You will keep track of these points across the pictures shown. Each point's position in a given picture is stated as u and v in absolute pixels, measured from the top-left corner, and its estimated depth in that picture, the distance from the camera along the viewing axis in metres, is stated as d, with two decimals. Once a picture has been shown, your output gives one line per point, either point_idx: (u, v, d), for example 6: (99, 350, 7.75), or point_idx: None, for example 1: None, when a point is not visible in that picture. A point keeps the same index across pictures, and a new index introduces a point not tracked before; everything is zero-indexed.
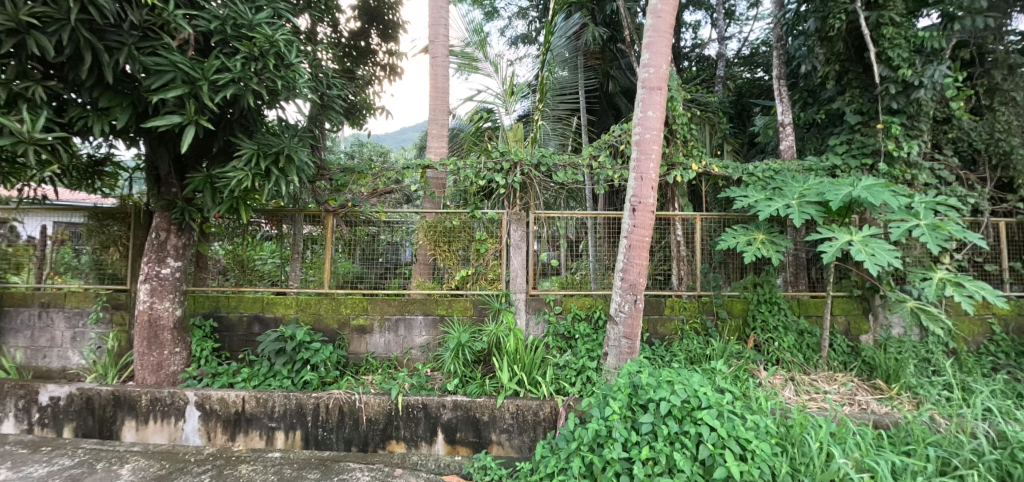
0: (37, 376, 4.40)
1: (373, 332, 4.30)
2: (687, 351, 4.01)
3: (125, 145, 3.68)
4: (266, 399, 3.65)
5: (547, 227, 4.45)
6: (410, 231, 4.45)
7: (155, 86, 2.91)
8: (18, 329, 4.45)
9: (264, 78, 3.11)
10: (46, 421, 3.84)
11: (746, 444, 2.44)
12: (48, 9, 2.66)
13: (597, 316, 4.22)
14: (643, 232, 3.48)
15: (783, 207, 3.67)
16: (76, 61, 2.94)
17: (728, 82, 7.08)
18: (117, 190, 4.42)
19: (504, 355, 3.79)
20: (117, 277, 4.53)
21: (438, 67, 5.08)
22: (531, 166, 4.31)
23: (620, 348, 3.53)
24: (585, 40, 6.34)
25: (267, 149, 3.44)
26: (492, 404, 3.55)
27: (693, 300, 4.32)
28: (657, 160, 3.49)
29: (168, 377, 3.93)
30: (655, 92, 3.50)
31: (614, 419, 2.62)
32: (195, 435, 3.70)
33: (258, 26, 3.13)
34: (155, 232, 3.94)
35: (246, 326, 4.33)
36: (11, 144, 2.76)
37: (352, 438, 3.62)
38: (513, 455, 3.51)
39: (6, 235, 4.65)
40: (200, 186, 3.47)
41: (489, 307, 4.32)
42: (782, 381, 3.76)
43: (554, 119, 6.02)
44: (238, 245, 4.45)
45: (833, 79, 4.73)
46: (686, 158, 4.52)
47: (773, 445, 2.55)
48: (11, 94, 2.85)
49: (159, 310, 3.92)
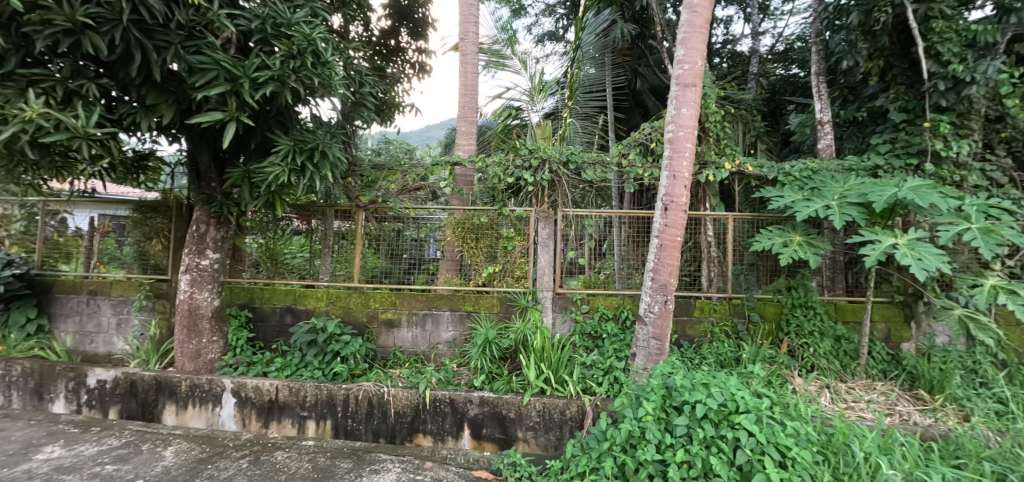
0: (86, 360, 4.64)
1: (401, 326, 4.37)
2: (718, 354, 3.93)
3: (168, 140, 3.82)
4: (298, 388, 3.75)
5: (574, 226, 4.42)
6: (437, 228, 4.49)
7: (199, 84, 3.03)
8: (68, 315, 4.72)
9: (302, 75, 3.21)
10: (93, 403, 4.05)
11: (786, 451, 2.38)
12: (102, 10, 2.76)
13: (625, 316, 4.18)
14: (674, 232, 3.41)
15: (822, 208, 3.54)
16: (126, 60, 3.06)
17: (761, 79, 6.90)
18: (160, 184, 4.60)
19: (531, 353, 3.79)
20: (159, 268, 4.72)
21: (468, 65, 5.09)
22: (560, 164, 4.30)
23: (649, 349, 3.49)
24: (613, 37, 6.19)
25: (303, 145, 3.54)
26: (518, 401, 3.56)
27: (723, 302, 4.23)
28: (690, 158, 3.43)
29: (206, 365, 4.08)
30: (689, 88, 3.43)
31: (648, 420, 2.59)
32: (231, 420, 3.83)
33: (296, 24, 3.22)
34: (195, 225, 4.09)
35: (278, 317, 4.45)
36: (67, 139, 2.89)
37: (380, 430, 3.69)
38: (540, 454, 3.51)
39: (56, 226, 4.90)
40: (238, 181, 3.59)
41: (516, 304, 4.33)
42: (817, 389, 3.65)
43: (582, 116, 5.94)
44: (271, 239, 4.57)
45: (877, 75, 4.55)
46: (719, 156, 4.43)
47: (814, 453, 2.48)
48: (67, 91, 2.99)
49: (198, 300, 4.07)
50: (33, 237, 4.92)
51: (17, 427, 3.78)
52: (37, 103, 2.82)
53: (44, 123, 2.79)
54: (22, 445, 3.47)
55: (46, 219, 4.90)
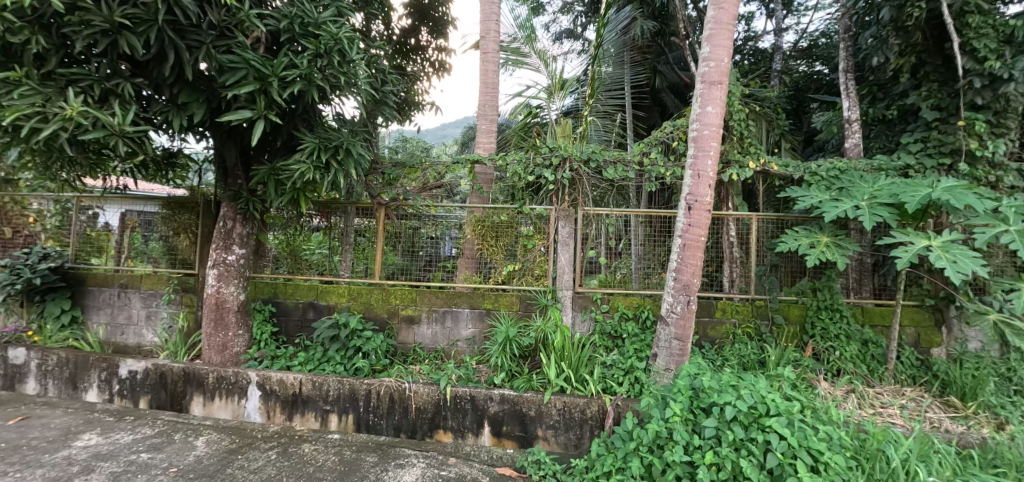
0: (117, 350, 4.79)
1: (421, 322, 4.40)
2: (740, 356, 3.87)
3: (196, 138, 3.91)
4: (321, 382, 3.82)
5: (593, 224, 4.40)
6: (454, 226, 4.52)
7: (230, 83, 3.10)
8: (101, 307, 4.87)
9: (328, 74, 3.26)
10: (125, 393, 4.18)
11: (818, 456, 2.34)
12: (138, 11, 2.84)
13: (645, 316, 4.15)
14: (698, 232, 3.37)
15: (852, 208, 3.46)
16: (160, 59, 3.15)
17: (784, 76, 6.77)
18: (188, 181, 4.72)
19: (552, 352, 3.80)
20: (187, 263, 4.84)
21: (489, 63, 5.09)
22: (581, 162, 4.29)
23: (671, 350, 3.46)
24: (633, 34, 6.09)
25: (327, 142, 3.59)
26: (539, 400, 3.56)
27: (745, 303, 4.16)
28: (715, 157, 3.38)
29: (232, 357, 4.18)
30: (714, 86, 3.38)
31: (675, 421, 2.57)
32: (256, 412, 3.92)
33: (323, 24, 3.28)
34: (222, 221, 4.18)
35: (301, 312, 4.53)
36: (104, 136, 2.98)
37: (401, 426, 3.73)
38: (560, 452, 3.51)
39: (89, 221, 5.05)
40: (265, 179, 3.66)
41: (535, 303, 4.32)
42: (844, 393, 3.57)
43: (602, 114, 5.90)
44: (292, 236, 4.65)
45: (908, 72, 4.43)
46: (743, 155, 4.36)
47: (848, 458, 2.45)
48: (103, 90, 3.08)
49: (225, 294, 4.16)
50: (67, 231, 5.09)
51: (55, 415, 3.93)
52: (76, 102, 2.91)
53: (83, 121, 2.87)
54: (61, 431, 3.60)
55: (79, 214, 5.07)
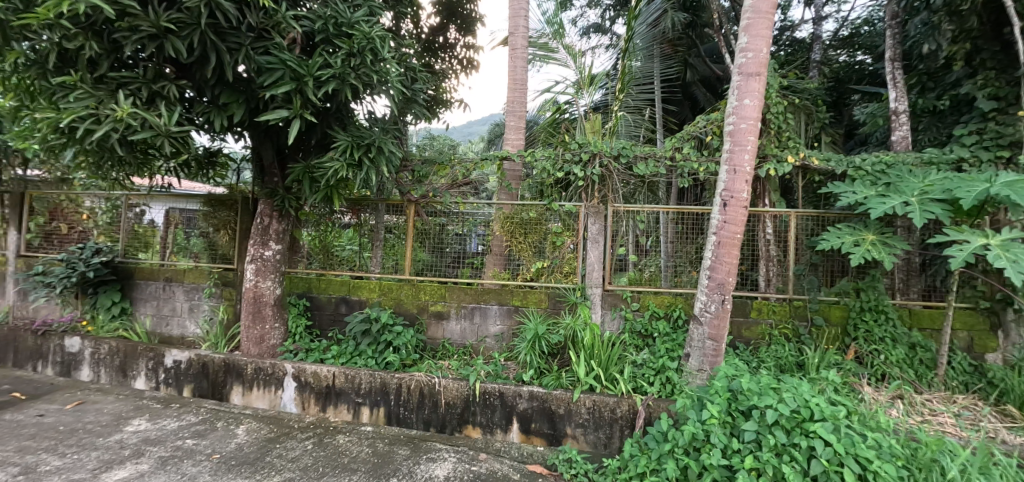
0: (162, 341, 5.00)
1: (450, 318, 4.43)
2: (777, 358, 3.74)
3: (235, 138, 4.04)
4: (353, 375, 3.90)
5: (623, 221, 4.33)
6: (482, 223, 4.52)
7: (268, 83, 3.19)
8: (147, 299, 5.11)
9: (361, 73, 3.32)
10: (171, 381, 4.37)
11: (867, 464, 2.24)
12: (182, 16, 2.95)
13: (677, 315, 4.07)
14: (733, 229, 3.27)
15: (900, 205, 3.30)
16: (202, 62, 3.26)
17: (824, 67, 6.49)
18: (226, 179, 4.88)
19: (581, 350, 3.77)
20: (226, 257, 5.00)
21: (517, 59, 5.07)
22: (611, 158, 4.22)
23: (704, 350, 3.38)
24: (665, 27, 5.89)
25: (360, 140, 3.66)
26: (567, 398, 3.53)
27: (783, 304, 4.03)
28: (752, 151, 3.28)
29: (269, 349, 4.31)
30: (752, 78, 3.27)
31: (713, 423, 2.52)
32: (292, 403, 4.03)
33: (356, 23, 3.33)
34: (259, 217, 4.32)
35: (334, 307, 4.64)
36: (151, 136, 3.11)
37: (431, 420, 3.77)
38: (589, 451, 3.48)
39: (136, 218, 5.29)
40: (300, 176, 3.75)
41: (564, 300, 4.28)
42: (891, 399, 3.41)
43: (632, 110, 5.77)
44: (324, 232, 4.76)
45: (962, 59, 4.17)
46: (781, 149, 4.21)
47: (899, 468, 2.33)
48: (151, 92, 3.22)
49: (262, 288, 4.30)
50: (117, 227, 5.35)
51: (108, 400, 4.14)
52: (125, 104, 3.04)
53: (132, 122, 3.01)
54: (114, 416, 3.80)
55: (127, 211, 5.31)
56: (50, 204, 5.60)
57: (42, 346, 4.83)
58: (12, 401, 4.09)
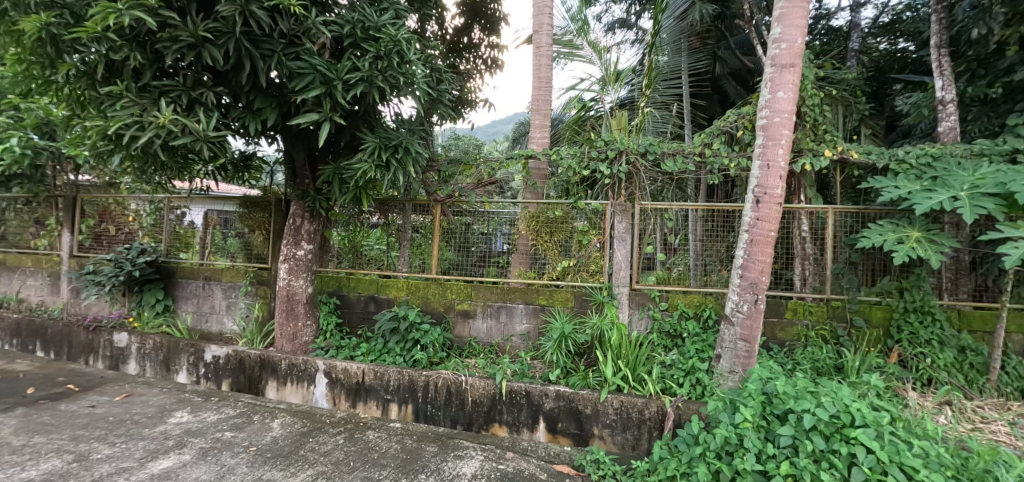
0: (202, 337, 5.20)
1: (476, 317, 4.44)
2: (814, 360, 3.61)
3: (269, 141, 4.15)
4: (382, 372, 3.96)
5: (651, 219, 4.25)
6: (507, 222, 4.51)
7: (299, 88, 3.26)
8: (188, 297, 5.31)
9: (388, 75, 3.37)
10: (210, 376, 4.53)
11: (913, 473, 2.14)
12: (219, 25, 3.07)
13: (707, 315, 3.98)
14: (767, 227, 3.17)
15: (948, 200, 3.13)
16: (237, 68, 3.37)
17: (862, 56, 6.21)
18: (261, 181, 5.02)
19: (608, 349, 3.73)
20: (260, 257, 5.14)
21: (542, 58, 5.05)
22: (638, 155, 4.15)
23: (736, 351, 3.29)
24: (692, 19, 5.75)
25: (388, 142, 3.71)
26: (595, 398, 3.50)
27: (820, 304, 3.89)
28: (787, 146, 3.17)
29: (301, 346, 4.42)
30: (786, 70, 3.16)
31: (747, 427, 2.44)
32: (323, 398, 4.13)
33: (383, 26, 3.37)
34: (292, 218, 4.43)
35: (363, 305, 4.72)
36: (191, 142, 3.22)
37: (458, 418, 3.80)
38: (617, 452, 3.43)
39: (177, 219, 5.51)
40: (330, 178, 3.83)
41: (591, 300, 4.23)
42: (938, 405, 3.24)
43: (659, 105, 5.66)
44: (353, 232, 4.84)
45: (1016, 44, 3.98)
46: (817, 143, 4.05)
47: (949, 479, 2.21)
48: (190, 99, 3.34)
49: (295, 286, 4.40)
50: (160, 228, 5.58)
51: (152, 393, 4.33)
52: (167, 111, 3.17)
53: (173, 128, 3.12)
54: (158, 408, 3.97)
55: (169, 213, 5.54)
56: (99, 207, 5.89)
57: (93, 340, 5.08)
58: (66, 392, 4.32)
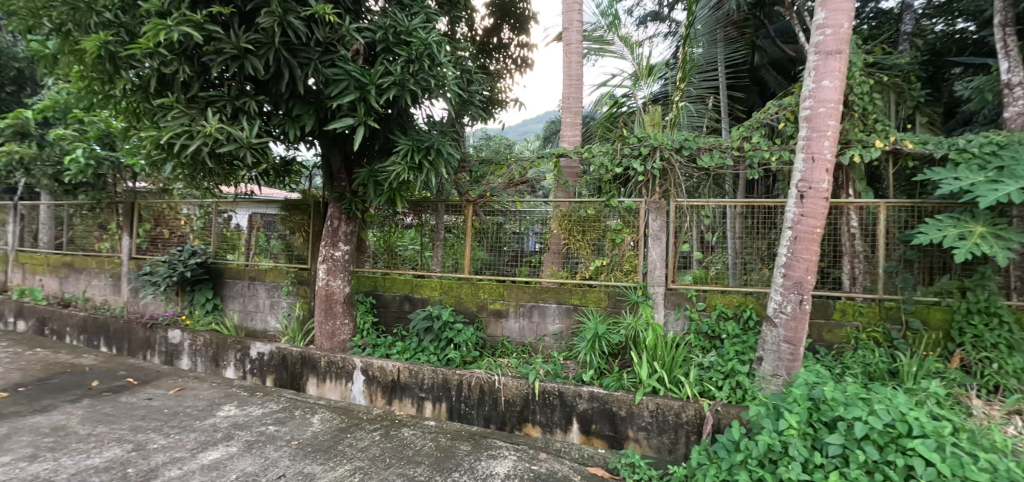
0: (248, 334, 5.41)
1: (509, 316, 4.43)
2: (866, 365, 3.42)
3: (307, 146, 4.27)
4: (417, 370, 4.01)
5: (687, 217, 4.13)
6: (539, 221, 4.48)
7: (334, 94, 3.34)
8: (234, 296, 5.54)
9: (420, 78, 3.40)
10: (254, 371, 4.71)
11: None
12: (259, 36, 3.18)
13: (748, 315, 3.82)
14: (813, 224, 3.02)
15: (1018, 192, 2.92)
16: (277, 77, 3.47)
17: (915, 39, 5.84)
18: (300, 185, 5.18)
19: (643, 350, 3.64)
20: (300, 258, 5.30)
21: (572, 55, 4.98)
22: (672, 151, 3.99)
23: (780, 354, 3.15)
24: (728, 9, 5.54)
25: (420, 144, 3.75)
26: (630, 400, 3.42)
27: (871, 305, 3.68)
28: (834, 138, 3.01)
29: (340, 344, 4.53)
30: (832, 58, 3.00)
31: (792, 434, 2.33)
32: (361, 395, 4.21)
33: (414, 30, 3.41)
34: (330, 220, 4.54)
35: (398, 304, 4.80)
36: (235, 149, 3.34)
37: (491, 417, 3.80)
38: (653, 456, 3.35)
39: (223, 223, 5.75)
40: (365, 181, 3.90)
41: (625, 299, 4.14)
42: (1006, 414, 3.00)
43: (695, 99, 5.49)
44: (388, 233, 4.93)
45: None
46: (867, 134, 3.83)
47: None
48: (234, 108, 3.47)
49: (333, 286, 4.51)
50: (209, 231, 5.84)
51: (203, 387, 4.54)
52: (213, 120, 3.29)
53: (219, 137, 3.25)
54: (208, 402, 4.15)
55: (217, 217, 5.78)
56: (154, 212, 6.22)
57: (150, 337, 5.37)
58: (126, 385, 4.58)
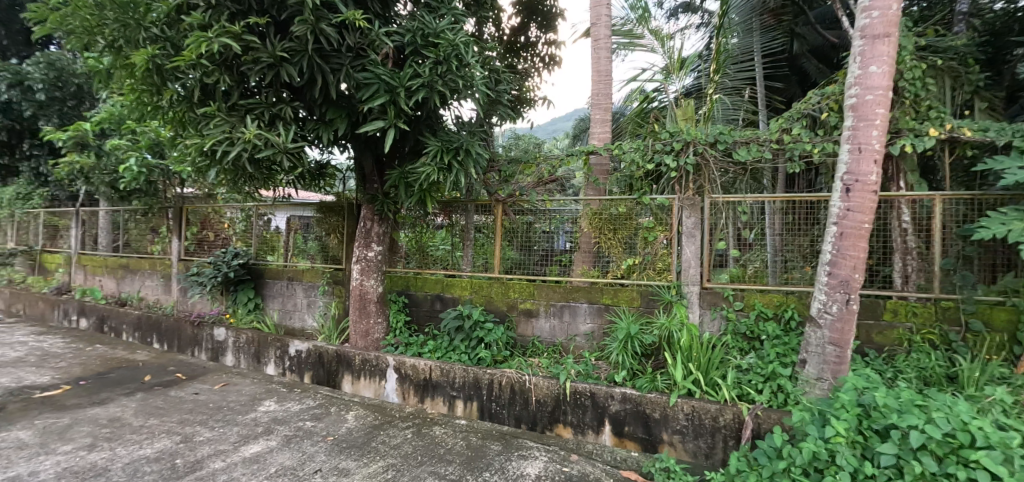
0: (287, 332, 5.57)
1: (540, 316, 4.39)
2: (920, 369, 3.21)
3: (340, 150, 4.35)
4: (448, 369, 4.03)
5: (723, 214, 3.99)
6: (569, 220, 4.43)
7: (365, 97, 3.39)
8: (274, 296, 5.72)
9: (448, 79, 3.41)
10: (293, 368, 4.84)
11: None
12: (294, 44, 3.26)
13: (789, 316, 3.66)
14: (861, 219, 2.86)
15: None
16: (311, 83, 3.55)
17: (972, 20, 5.47)
18: (334, 188, 5.29)
19: (677, 351, 3.54)
20: (335, 258, 5.42)
21: (601, 50, 4.90)
22: (706, 145, 3.89)
23: (825, 357, 2.99)
24: None
25: (449, 145, 3.77)
26: (664, 402, 3.33)
27: (925, 304, 3.45)
28: (883, 128, 2.84)
29: (373, 343, 4.60)
30: (879, 43, 2.84)
31: (839, 442, 2.21)
32: (394, 393, 4.27)
33: (441, 32, 3.42)
34: (363, 221, 4.63)
35: (429, 304, 4.84)
36: (272, 154, 3.43)
37: (522, 416, 3.78)
38: (689, 461, 3.25)
39: (263, 225, 5.95)
40: (396, 182, 3.94)
41: (658, 299, 4.04)
42: None
43: (730, 92, 5.30)
44: (419, 233, 4.98)
45: None
46: (919, 122, 3.60)
47: None
48: (272, 114, 3.56)
49: (367, 286, 4.59)
50: (250, 234, 6.05)
51: (245, 383, 4.70)
52: (251, 127, 3.39)
53: (257, 143, 3.34)
54: (250, 397, 4.30)
55: (257, 219, 5.98)
56: (200, 217, 6.49)
57: (196, 334, 5.61)
58: (175, 380, 4.80)
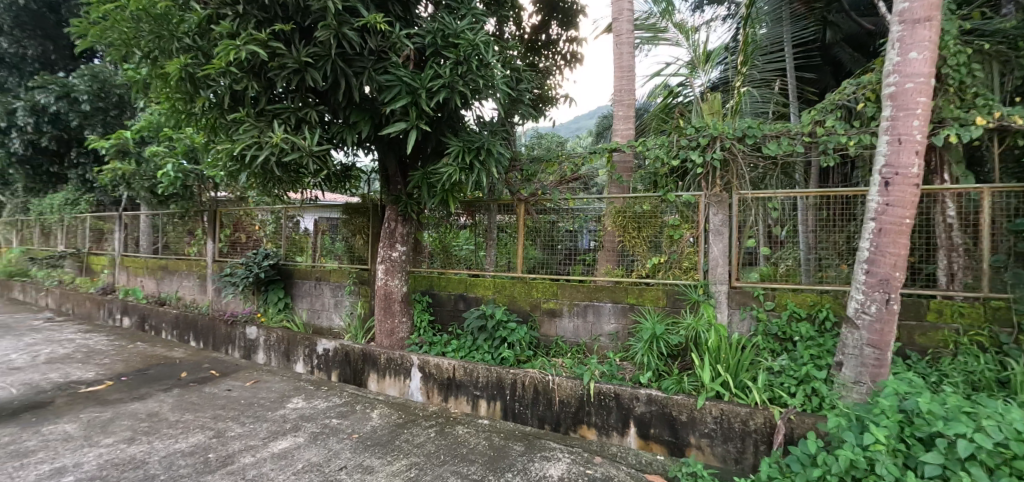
0: (315, 331, 5.68)
1: (563, 316, 4.34)
2: (967, 373, 3.03)
3: (364, 152, 4.40)
4: (472, 369, 4.02)
5: (752, 211, 3.86)
6: (593, 218, 4.37)
7: (387, 99, 3.41)
8: (302, 295, 5.84)
9: (469, 79, 3.40)
10: (320, 366, 4.93)
11: None
12: (317, 49, 3.31)
13: (823, 316, 3.51)
14: (901, 215, 2.72)
15: None
16: (335, 87, 3.60)
17: None
18: (360, 189, 5.36)
19: (705, 353, 3.45)
20: (361, 259, 5.49)
21: (623, 46, 4.81)
22: (734, 140, 3.78)
23: (863, 360, 2.86)
24: None
25: (471, 144, 3.76)
26: (691, 405, 3.25)
27: (973, 305, 3.26)
28: (925, 119, 2.69)
29: (398, 342, 4.63)
30: (920, 30, 2.70)
31: (879, 450, 2.10)
32: (418, 392, 4.29)
33: (462, 32, 3.41)
34: (387, 222, 4.67)
35: (453, 303, 4.85)
36: (298, 157, 3.49)
37: (545, 417, 3.74)
38: (717, 465, 3.16)
39: (291, 226, 6.08)
40: (419, 183, 3.96)
41: (685, 298, 3.93)
42: None
43: (759, 85, 5.14)
44: (443, 233, 5.00)
45: None
46: (965, 112, 3.41)
47: None
48: (298, 119, 3.63)
49: (391, 285, 4.63)
50: (279, 235, 6.20)
51: (275, 380, 4.81)
52: (279, 131, 3.46)
53: (285, 146, 3.40)
54: (279, 394, 4.39)
55: (287, 221, 6.12)
56: (233, 219, 6.68)
57: (229, 333, 5.78)
58: (210, 377, 4.94)
